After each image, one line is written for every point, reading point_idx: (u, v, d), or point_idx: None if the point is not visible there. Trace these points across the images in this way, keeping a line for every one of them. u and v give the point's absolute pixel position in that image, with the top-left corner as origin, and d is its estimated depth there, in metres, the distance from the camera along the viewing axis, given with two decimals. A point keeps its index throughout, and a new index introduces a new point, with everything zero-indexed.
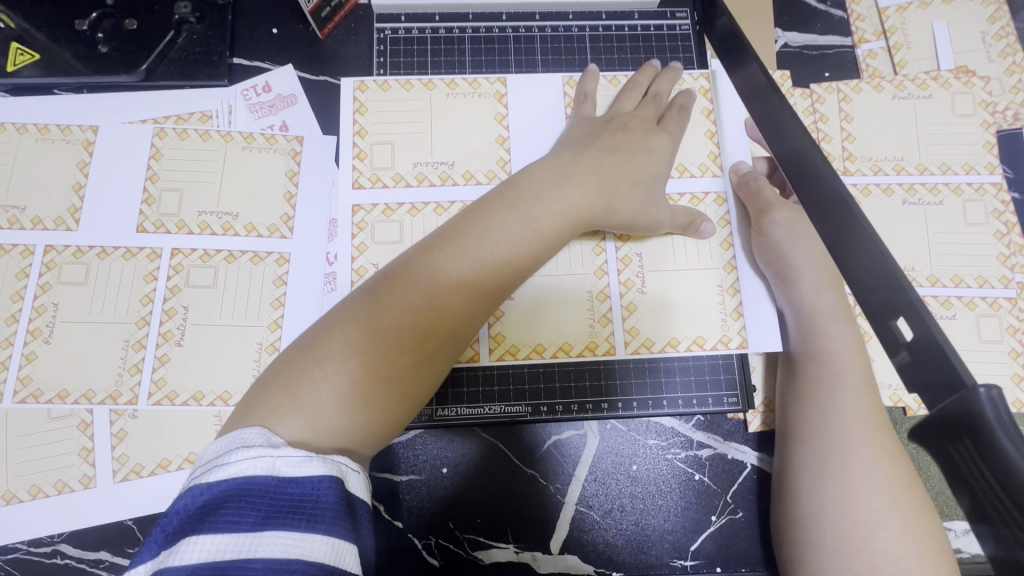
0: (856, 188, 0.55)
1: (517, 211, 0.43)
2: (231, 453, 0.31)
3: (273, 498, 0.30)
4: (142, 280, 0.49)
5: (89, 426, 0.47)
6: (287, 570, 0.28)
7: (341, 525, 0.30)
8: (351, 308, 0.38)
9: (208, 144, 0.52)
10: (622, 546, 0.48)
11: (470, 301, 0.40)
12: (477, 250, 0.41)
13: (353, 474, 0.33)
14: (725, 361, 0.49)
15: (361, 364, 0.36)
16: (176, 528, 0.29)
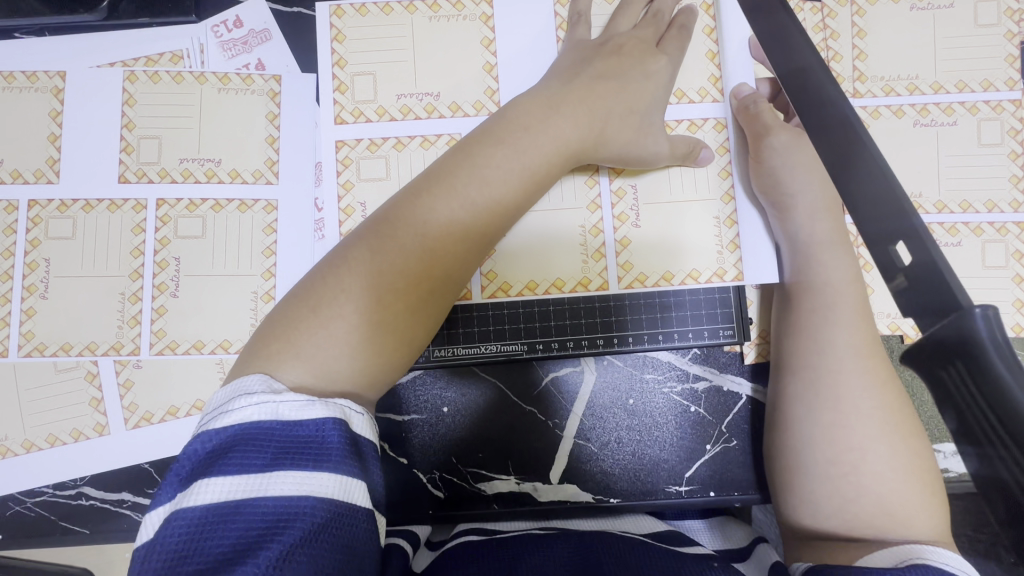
0: (865, 111, 0.52)
1: (506, 146, 0.42)
2: (235, 400, 0.31)
3: (279, 441, 0.30)
4: (130, 232, 0.49)
5: (96, 377, 0.48)
6: (299, 506, 0.29)
7: (349, 463, 0.31)
8: (345, 254, 0.38)
9: (182, 87, 0.50)
10: (619, 474, 0.50)
11: (464, 241, 0.40)
12: (466, 191, 0.40)
13: (357, 418, 0.33)
14: (722, 295, 0.48)
15: (357, 310, 0.36)
16: (188, 473, 0.30)
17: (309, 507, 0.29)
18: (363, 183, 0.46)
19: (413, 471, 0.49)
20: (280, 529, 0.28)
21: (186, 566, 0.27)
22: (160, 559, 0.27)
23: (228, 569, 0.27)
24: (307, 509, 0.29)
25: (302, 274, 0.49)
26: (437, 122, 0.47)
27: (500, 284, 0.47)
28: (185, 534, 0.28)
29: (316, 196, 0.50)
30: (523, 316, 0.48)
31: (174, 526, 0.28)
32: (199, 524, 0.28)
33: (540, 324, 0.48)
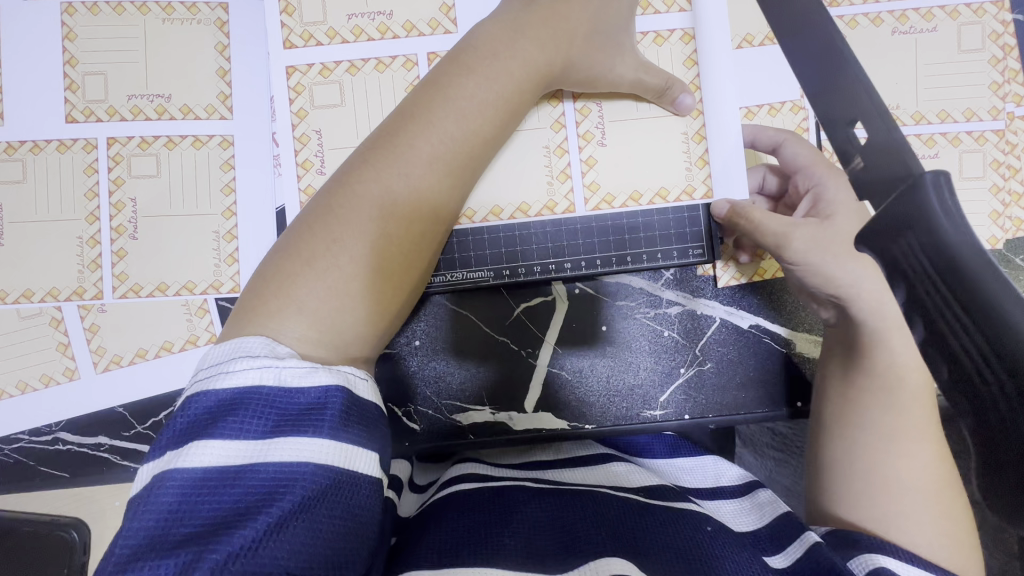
0: (842, 20, 0.49)
1: (477, 76, 0.39)
2: (237, 362, 0.30)
3: (280, 408, 0.30)
4: (82, 174, 0.47)
5: (61, 323, 0.47)
6: (297, 472, 0.28)
7: (348, 431, 0.30)
8: (330, 199, 0.37)
9: (124, 19, 0.47)
10: (594, 399, 0.50)
11: (449, 180, 0.39)
12: (443, 123, 0.38)
13: (362, 383, 0.33)
14: (691, 215, 0.46)
15: (352, 257, 0.35)
16: (183, 433, 0.29)
17: (308, 474, 0.29)
18: (319, 113, 0.44)
19: (388, 408, 0.49)
20: (277, 494, 0.28)
21: (181, 526, 0.27)
22: (153, 519, 0.27)
23: (224, 532, 0.27)
24: (305, 476, 0.28)
25: (263, 211, 0.48)
26: (391, 43, 0.44)
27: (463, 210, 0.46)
28: (181, 495, 0.27)
29: (272, 130, 0.48)
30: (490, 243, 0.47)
31: (169, 485, 0.27)
32: (194, 486, 0.28)
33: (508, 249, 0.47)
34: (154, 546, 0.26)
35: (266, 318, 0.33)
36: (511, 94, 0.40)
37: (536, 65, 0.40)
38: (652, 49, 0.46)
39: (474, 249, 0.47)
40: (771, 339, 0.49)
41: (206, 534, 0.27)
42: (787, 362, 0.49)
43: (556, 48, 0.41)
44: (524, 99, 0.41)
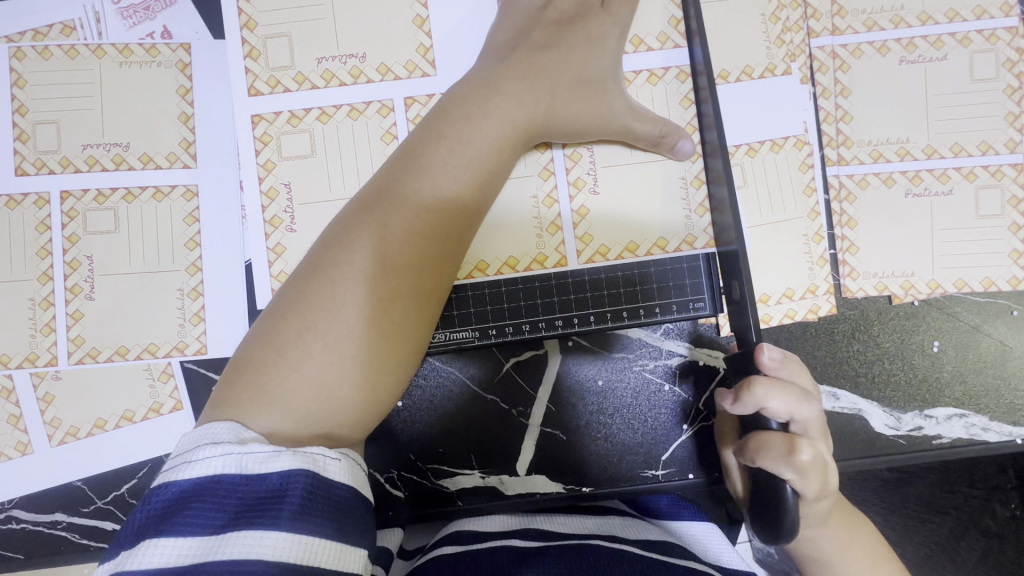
0: (846, 50, 0.47)
1: (450, 141, 0.37)
2: (200, 450, 0.28)
3: (240, 497, 0.26)
4: (35, 231, 0.44)
5: (12, 392, 0.43)
6: (248, 570, 0.24)
7: (311, 521, 0.26)
8: (302, 284, 0.34)
9: (77, 63, 0.44)
10: (592, 461, 0.46)
11: (429, 259, 0.35)
12: (416, 195, 0.35)
13: (334, 465, 0.29)
14: (692, 266, 0.43)
15: (326, 348, 0.32)
16: (136, 531, 0.26)
17: (263, 574, 0.25)
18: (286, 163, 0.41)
19: (370, 473, 0.45)
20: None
21: None
22: None
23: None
24: (259, 574, 0.25)
25: (232, 266, 0.45)
26: (362, 87, 0.41)
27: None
28: None
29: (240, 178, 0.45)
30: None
31: None
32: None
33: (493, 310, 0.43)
34: None
35: (231, 409, 0.31)
36: (488, 154, 0.37)
37: (514, 118, 0.38)
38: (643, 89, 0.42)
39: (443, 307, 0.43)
40: None
41: None
42: None
43: (536, 100, 0.38)
44: (503, 154, 0.38)
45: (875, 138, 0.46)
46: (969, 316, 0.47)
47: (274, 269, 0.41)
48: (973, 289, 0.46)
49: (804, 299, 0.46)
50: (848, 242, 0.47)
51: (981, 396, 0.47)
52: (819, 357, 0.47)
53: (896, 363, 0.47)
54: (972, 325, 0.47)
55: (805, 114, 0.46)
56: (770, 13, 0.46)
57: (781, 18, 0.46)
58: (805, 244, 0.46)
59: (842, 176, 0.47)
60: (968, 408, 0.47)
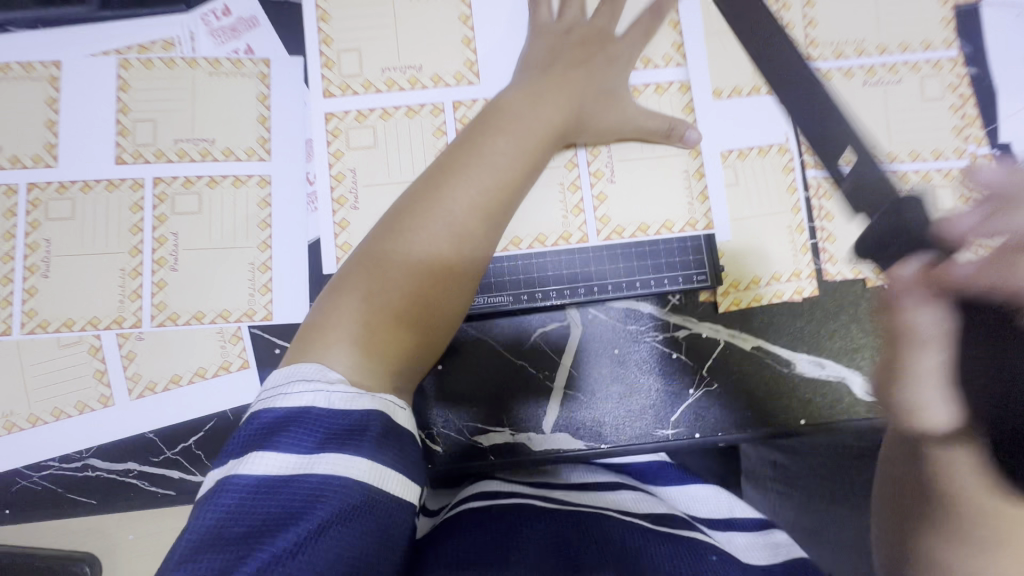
0: (819, 74, 0.56)
1: (504, 133, 0.44)
2: (293, 385, 0.34)
3: (328, 425, 0.32)
4: (129, 211, 0.51)
5: (99, 350, 0.49)
6: (336, 485, 0.31)
7: (385, 451, 0.33)
8: (374, 252, 0.41)
9: (175, 72, 0.52)
10: (608, 421, 0.52)
11: (461, 253, 0.41)
12: (477, 175, 0.43)
13: (399, 411, 0.36)
14: (694, 246, 0.52)
15: (398, 299, 0.39)
16: (241, 447, 0.32)
17: (348, 489, 0.31)
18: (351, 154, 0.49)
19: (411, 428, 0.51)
20: (317, 503, 0.30)
21: (232, 529, 0.29)
22: (210, 520, 0.29)
23: (270, 536, 0.29)
24: (345, 489, 0.31)
25: (297, 244, 0.51)
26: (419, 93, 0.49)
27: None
28: (235, 501, 0.30)
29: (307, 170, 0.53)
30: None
31: (227, 492, 0.30)
32: (250, 490, 0.30)
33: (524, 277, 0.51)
34: (207, 546, 0.28)
35: (316, 346, 0.37)
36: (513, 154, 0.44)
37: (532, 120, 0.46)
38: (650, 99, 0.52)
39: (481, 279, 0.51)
40: (772, 360, 0.53)
41: (253, 537, 0.29)
42: (789, 382, 0.53)
43: (559, 108, 0.47)
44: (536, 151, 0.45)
45: None
46: None
47: (338, 242, 0.48)
48: None
49: (790, 281, 0.53)
50: (827, 233, 0.54)
51: None
52: (806, 330, 0.53)
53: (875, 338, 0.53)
54: None
55: (787, 126, 0.55)
56: (755, 44, 0.55)
57: (764, 48, 0.55)
58: (790, 234, 0.54)
59: (820, 177, 0.55)
60: None
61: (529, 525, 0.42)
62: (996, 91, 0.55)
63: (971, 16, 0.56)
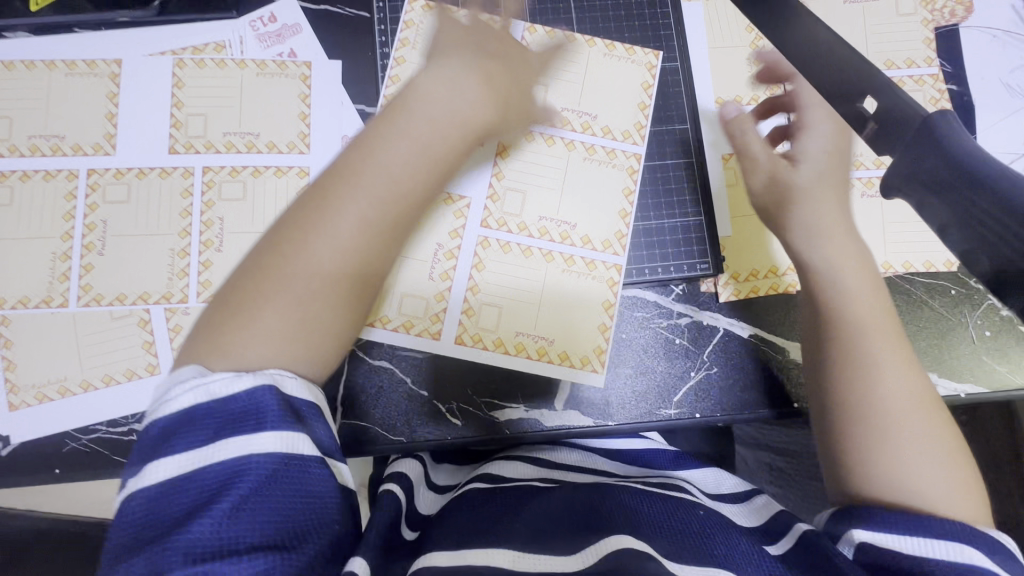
0: None
1: (410, 136, 0.45)
2: (172, 389, 0.36)
3: (217, 417, 0.35)
4: (179, 196, 0.55)
5: (148, 323, 0.53)
6: (242, 465, 0.34)
7: (284, 422, 0.36)
8: (283, 237, 0.42)
9: (225, 72, 0.57)
10: (614, 400, 0.56)
11: (361, 268, 0.43)
12: (372, 178, 0.43)
13: (289, 381, 0.39)
14: (697, 235, 0.59)
15: (305, 294, 0.41)
16: (144, 455, 0.35)
17: (260, 464, 0.34)
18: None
19: (433, 403, 0.55)
20: (228, 486, 0.33)
21: (152, 526, 0.33)
22: (129, 523, 0.33)
23: (188, 523, 0.32)
24: (254, 466, 0.34)
25: None
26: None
27: (500, 243, 0.57)
28: (153, 499, 0.33)
29: None
30: (436, 338, 0.56)
31: (137, 500, 0.33)
32: (155, 498, 0.33)
33: (579, 270, 0.57)
34: (137, 542, 0.32)
35: (273, 325, 0.40)
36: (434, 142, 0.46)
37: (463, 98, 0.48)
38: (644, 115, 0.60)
39: (540, 279, 0.57)
40: (770, 346, 0.57)
41: (178, 525, 0.32)
42: (787, 367, 0.57)
43: (482, 94, 0.49)
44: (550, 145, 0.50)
45: None
46: (918, 291, 0.59)
47: None
48: (918, 269, 0.58)
49: (788, 274, 0.57)
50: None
51: (932, 358, 0.58)
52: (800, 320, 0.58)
53: None
54: (920, 299, 0.59)
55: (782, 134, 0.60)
56: (754, 58, 0.61)
57: (762, 63, 0.61)
58: None
59: None
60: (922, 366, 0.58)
61: (539, 499, 0.48)
62: (974, 104, 0.61)
63: (952, 37, 0.61)
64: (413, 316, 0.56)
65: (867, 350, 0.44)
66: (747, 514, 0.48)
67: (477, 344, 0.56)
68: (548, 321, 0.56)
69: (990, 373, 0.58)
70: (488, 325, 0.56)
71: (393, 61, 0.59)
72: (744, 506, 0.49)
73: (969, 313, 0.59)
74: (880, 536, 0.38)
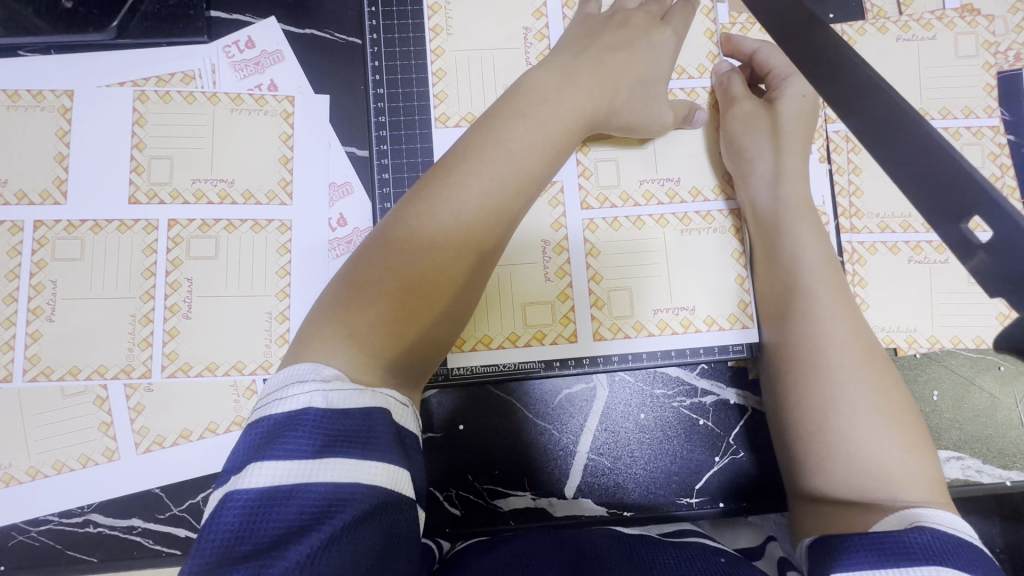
0: (846, 137, 0.55)
1: (503, 143, 0.43)
2: (289, 388, 0.33)
3: (327, 430, 0.31)
4: (141, 253, 0.48)
5: (106, 401, 0.47)
6: (346, 492, 0.30)
7: (390, 452, 0.32)
8: (388, 241, 0.40)
9: (194, 107, 0.50)
10: (631, 487, 0.51)
11: (476, 246, 0.41)
12: (466, 186, 0.41)
13: (400, 409, 0.36)
14: (730, 303, 0.51)
15: (413, 290, 0.39)
16: (247, 454, 0.31)
17: (357, 495, 0.30)
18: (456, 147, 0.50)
19: (430, 490, 0.49)
20: (327, 513, 0.29)
21: (244, 543, 0.28)
22: (217, 535, 0.29)
23: (281, 548, 0.28)
24: (356, 496, 0.30)
25: (316, 292, 0.49)
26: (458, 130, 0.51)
27: (608, 220, 0.52)
28: (243, 513, 0.29)
29: (330, 216, 0.51)
30: (573, 342, 0.51)
31: (232, 506, 0.29)
32: (252, 507, 0.29)
33: (631, 300, 0.51)
34: (221, 560, 0.27)
35: (333, 357, 0.35)
36: (520, 170, 0.43)
37: (544, 133, 0.45)
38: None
39: (666, 249, 0.52)
40: None
41: (268, 549, 0.28)
42: None
43: (578, 130, 0.47)
44: (538, 184, 0.45)
45: (882, 212, 0.54)
46: (964, 368, 0.54)
47: None
48: (967, 345, 0.53)
49: None
50: (860, 298, 0.53)
51: (975, 442, 0.53)
52: None
53: (923, 396, 0.53)
54: (967, 377, 0.54)
55: (822, 189, 0.54)
56: (810, 95, 0.52)
57: None
58: None
59: (855, 242, 0.54)
60: (963, 452, 0.53)
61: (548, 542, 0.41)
62: None
63: (1015, 82, 0.55)
64: (542, 325, 0.51)
65: (831, 332, 0.44)
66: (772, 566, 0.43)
67: (616, 334, 0.51)
68: (683, 287, 0.52)
69: None
70: (622, 310, 0.51)
71: (388, 104, 0.51)
72: (771, 558, 0.45)
73: (1019, 392, 0.53)
74: (856, 572, 0.31)
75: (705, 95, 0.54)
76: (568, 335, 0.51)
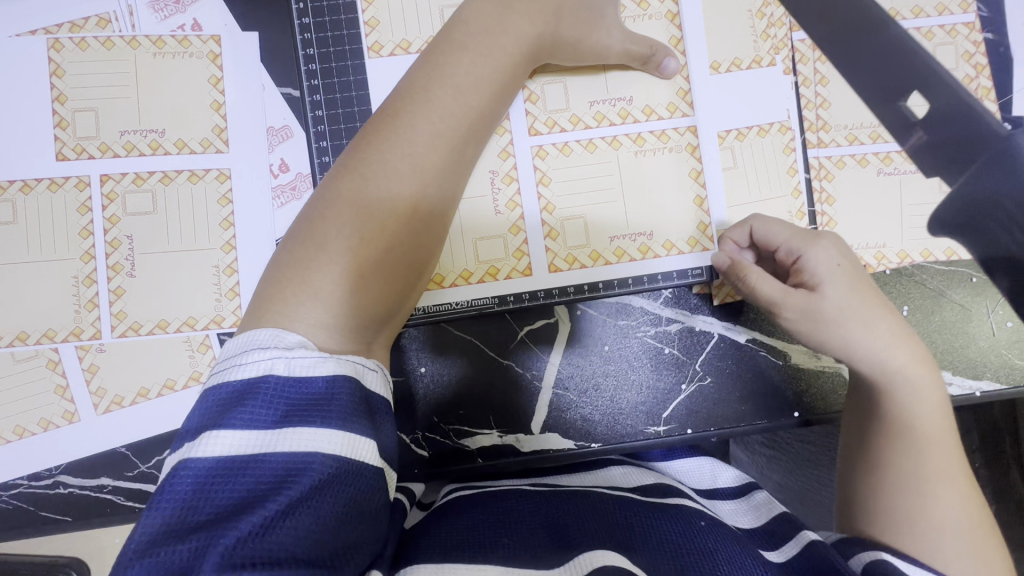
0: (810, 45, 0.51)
1: (446, 78, 0.41)
2: (248, 353, 0.30)
3: (287, 399, 0.29)
4: (76, 213, 0.46)
5: (58, 364, 0.46)
6: (305, 460, 0.28)
7: (355, 419, 0.30)
8: (337, 185, 0.38)
9: (114, 54, 0.47)
10: (598, 419, 0.50)
11: (431, 193, 0.40)
12: (416, 129, 0.39)
13: (368, 373, 0.33)
14: (688, 224, 0.50)
15: (370, 236, 0.36)
16: (203, 422, 0.29)
17: (316, 464, 0.28)
18: (391, 78, 0.48)
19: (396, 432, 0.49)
20: (283, 483, 0.27)
21: (193, 514, 0.26)
22: (166, 506, 0.26)
23: (234, 519, 0.26)
24: (315, 465, 0.28)
25: (262, 243, 0.48)
26: (394, 60, 0.48)
27: (558, 146, 0.50)
28: (194, 484, 0.27)
29: (270, 161, 0.48)
30: (527, 275, 0.50)
31: (183, 475, 0.27)
32: (203, 477, 0.27)
33: (587, 230, 0.50)
34: (169, 533, 0.25)
35: (265, 297, 0.34)
36: (470, 107, 0.41)
37: (487, 69, 0.42)
38: (638, 22, 0.51)
39: (620, 175, 0.50)
40: (766, 351, 0.51)
41: (218, 520, 0.26)
42: (787, 372, 0.51)
43: (520, 50, 0.44)
44: (478, 110, 0.42)
45: (850, 123, 0.51)
46: (935, 282, 0.51)
47: None
48: (937, 257, 0.51)
49: None
50: (827, 217, 0.51)
51: (945, 353, 0.52)
52: None
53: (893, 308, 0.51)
54: (937, 290, 0.51)
55: (787, 102, 0.51)
56: (756, 9, 0.51)
57: (765, 14, 0.51)
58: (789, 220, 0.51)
59: (822, 157, 0.51)
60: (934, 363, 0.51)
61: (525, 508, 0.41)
62: (1013, 58, 0.51)
63: None
64: (495, 260, 0.50)
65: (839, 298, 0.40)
66: (742, 512, 0.42)
67: (572, 265, 0.50)
68: (640, 213, 0.50)
69: (1007, 367, 0.52)
70: (577, 240, 0.50)
71: (316, 35, 0.48)
72: (741, 500, 0.43)
73: (990, 301, 0.52)
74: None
75: (658, 6, 0.51)
76: (522, 268, 0.50)
